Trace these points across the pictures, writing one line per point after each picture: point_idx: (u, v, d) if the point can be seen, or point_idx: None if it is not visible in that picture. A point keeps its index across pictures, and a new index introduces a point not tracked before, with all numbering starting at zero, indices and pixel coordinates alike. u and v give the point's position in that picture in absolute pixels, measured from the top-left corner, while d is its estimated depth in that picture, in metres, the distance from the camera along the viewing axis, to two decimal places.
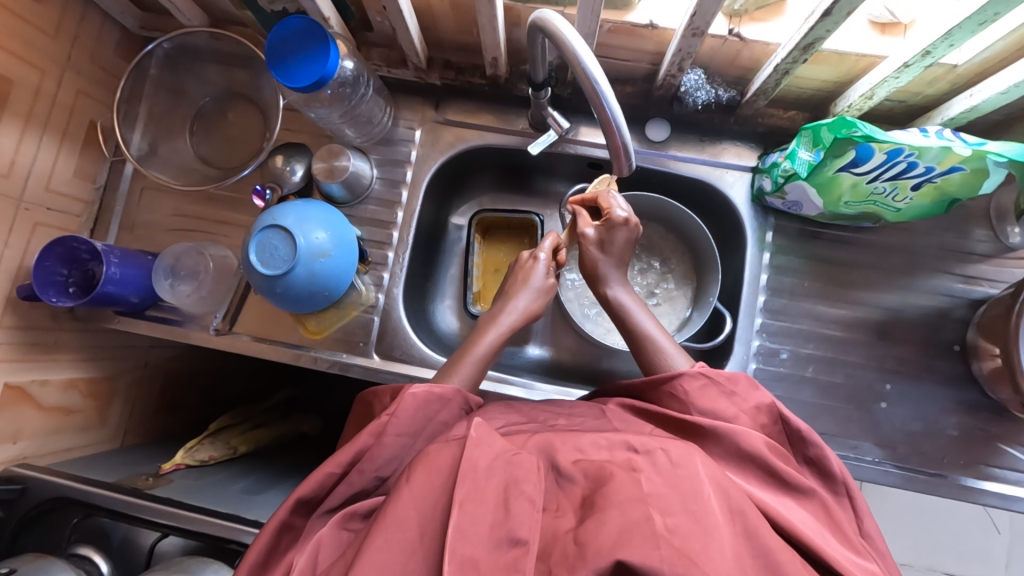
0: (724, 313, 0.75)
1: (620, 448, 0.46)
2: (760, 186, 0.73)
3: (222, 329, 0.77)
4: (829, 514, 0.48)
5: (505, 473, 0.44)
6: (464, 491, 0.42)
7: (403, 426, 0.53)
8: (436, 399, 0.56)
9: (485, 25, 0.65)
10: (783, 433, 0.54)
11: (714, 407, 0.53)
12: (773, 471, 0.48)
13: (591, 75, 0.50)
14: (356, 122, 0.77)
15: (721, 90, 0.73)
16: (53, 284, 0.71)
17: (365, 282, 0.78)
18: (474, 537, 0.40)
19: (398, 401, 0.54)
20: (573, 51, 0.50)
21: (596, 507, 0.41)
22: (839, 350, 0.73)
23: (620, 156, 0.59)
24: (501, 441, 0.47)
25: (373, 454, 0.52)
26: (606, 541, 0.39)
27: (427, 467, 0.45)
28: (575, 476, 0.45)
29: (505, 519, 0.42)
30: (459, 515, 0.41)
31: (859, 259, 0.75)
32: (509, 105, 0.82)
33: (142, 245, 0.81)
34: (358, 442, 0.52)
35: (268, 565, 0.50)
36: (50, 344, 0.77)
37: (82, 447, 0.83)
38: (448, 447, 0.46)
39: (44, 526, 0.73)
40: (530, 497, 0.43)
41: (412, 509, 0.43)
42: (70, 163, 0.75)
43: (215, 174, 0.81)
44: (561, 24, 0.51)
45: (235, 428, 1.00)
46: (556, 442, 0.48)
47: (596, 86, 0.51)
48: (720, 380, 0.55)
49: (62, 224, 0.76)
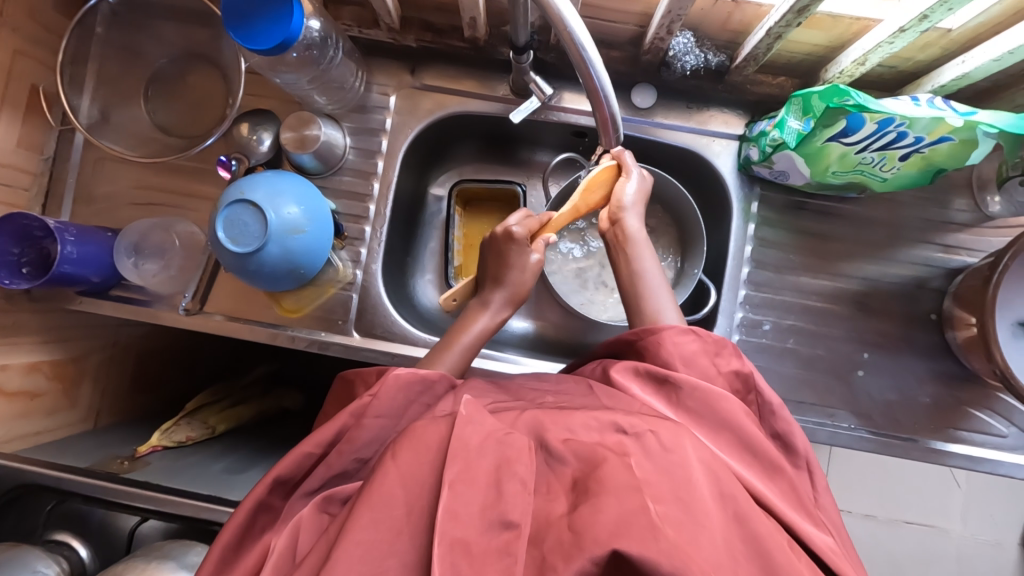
0: (709, 285, 0.74)
1: (610, 430, 0.46)
2: (747, 155, 0.71)
3: (192, 309, 0.74)
4: (793, 491, 0.49)
5: (496, 453, 0.43)
6: (455, 472, 0.42)
7: (384, 408, 0.52)
8: (419, 381, 0.54)
9: None
10: (755, 404, 0.55)
11: (700, 364, 0.55)
12: (746, 442, 0.50)
13: (579, 41, 0.46)
14: (327, 87, 0.72)
15: (711, 54, 0.70)
16: (4, 265, 0.68)
17: (341, 258, 0.75)
18: (465, 520, 0.40)
19: (381, 381, 0.53)
20: (559, 15, 0.44)
21: (590, 492, 0.41)
22: (821, 320, 0.74)
23: (607, 128, 0.56)
24: (492, 420, 0.46)
25: (355, 436, 0.51)
26: (603, 530, 0.38)
27: (415, 444, 0.44)
28: (565, 457, 0.45)
29: (497, 502, 0.41)
30: (451, 498, 0.40)
31: (842, 230, 0.75)
32: (490, 70, 0.77)
33: (100, 222, 0.76)
34: (338, 422, 0.51)
35: (243, 543, 0.50)
36: (8, 326, 0.75)
37: (51, 430, 0.81)
38: (436, 424, 0.45)
39: (16, 513, 0.72)
40: (522, 479, 0.42)
41: (400, 489, 0.42)
42: (14, 131, 0.69)
43: (176, 144, 0.75)
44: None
45: (213, 407, 0.98)
46: (545, 421, 0.48)
47: (584, 52, 0.47)
48: (707, 341, 0.56)
49: (11, 199, 0.71)
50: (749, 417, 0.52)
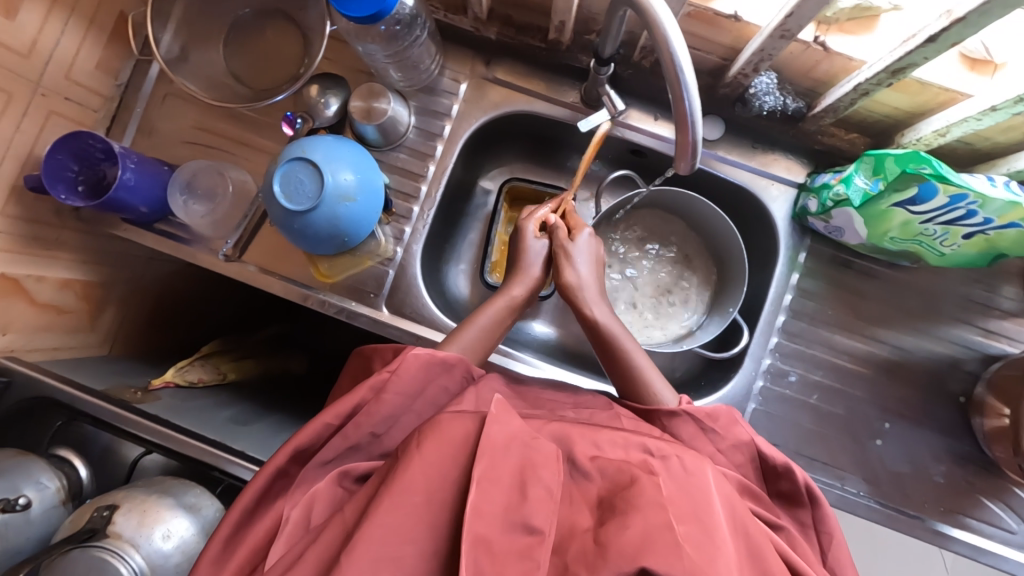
0: (743, 326, 0.73)
1: (636, 449, 0.46)
2: (804, 205, 0.71)
3: (232, 256, 0.75)
4: (798, 548, 0.50)
5: (520, 455, 0.44)
6: (482, 468, 0.42)
7: (403, 386, 0.53)
8: (438, 363, 0.56)
9: None
10: (757, 469, 0.57)
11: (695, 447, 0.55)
12: (749, 510, 0.50)
13: (677, 60, 0.46)
14: (403, 63, 0.72)
15: (790, 99, 0.69)
16: (62, 180, 0.69)
17: (385, 233, 0.76)
18: (489, 517, 0.40)
19: (400, 359, 0.54)
20: (664, 30, 0.44)
21: (617, 509, 0.41)
22: (848, 381, 0.73)
23: (684, 152, 0.53)
24: (518, 422, 0.46)
25: (374, 411, 0.52)
26: (628, 545, 0.38)
27: (438, 439, 0.44)
28: (591, 473, 0.45)
29: (521, 504, 0.41)
30: (476, 494, 0.40)
31: (885, 295, 0.74)
32: (561, 75, 0.77)
33: (158, 155, 0.78)
34: (357, 394, 0.52)
35: (258, 509, 0.50)
36: (51, 240, 0.76)
37: (69, 348, 0.82)
38: (461, 420, 0.45)
39: (24, 423, 0.73)
40: (547, 485, 0.42)
41: (419, 475, 0.42)
42: (94, 53, 0.71)
43: (245, 94, 0.76)
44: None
45: (225, 355, 0.99)
46: (573, 434, 0.48)
47: (679, 72, 0.46)
48: (701, 418, 0.56)
49: (78, 117, 0.72)
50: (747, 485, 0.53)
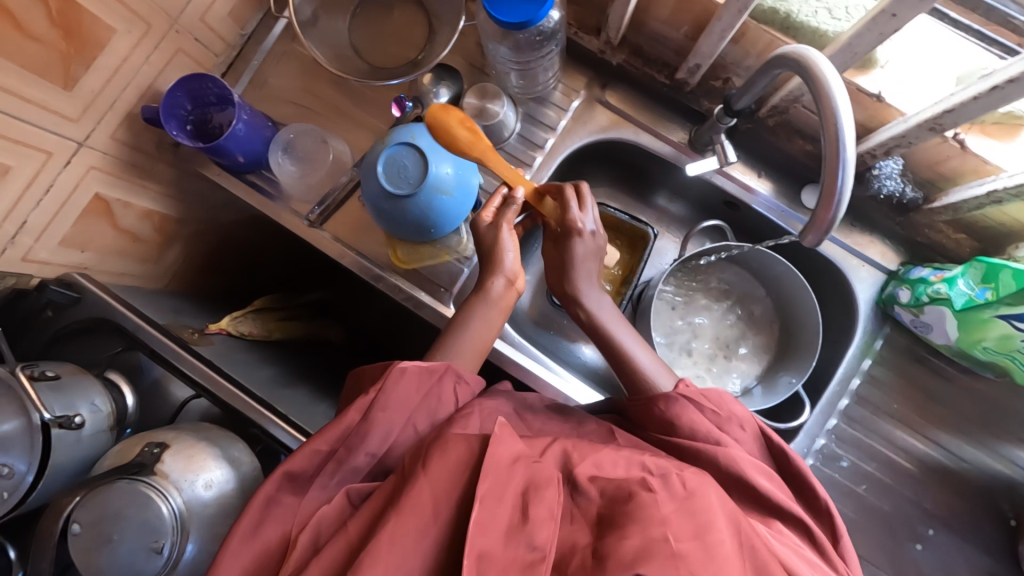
0: (806, 400, 0.71)
1: (636, 468, 0.46)
2: (892, 293, 0.69)
3: (315, 222, 0.76)
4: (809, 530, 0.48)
5: (524, 476, 0.43)
6: (486, 487, 0.42)
7: (393, 404, 0.54)
8: (425, 373, 0.57)
9: (712, 33, 0.58)
10: (766, 452, 0.55)
11: (693, 422, 0.54)
12: (754, 488, 0.49)
13: (841, 135, 0.43)
14: (526, 72, 0.72)
15: (908, 188, 0.67)
16: (175, 116, 0.70)
17: (468, 231, 0.76)
18: (494, 537, 0.40)
19: (387, 375, 0.54)
20: (832, 100, 0.43)
21: (616, 524, 0.41)
22: (898, 478, 0.71)
23: (818, 224, 0.47)
24: (522, 444, 0.46)
25: (363, 435, 0.52)
26: (625, 556, 0.38)
27: (442, 460, 0.45)
28: (591, 492, 0.44)
29: (523, 526, 0.41)
30: (479, 510, 0.41)
31: (952, 400, 0.72)
32: (674, 113, 0.76)
33: (263, 109, 0.79)
34: (346, 419, 0.52)
35: (253, 533, 0.48)
36: (144, 169, 0.76)
37: (134, 275, 0.84)
38: (459, 441, 0.46)
39: (83, 341, 0.74)
40: (549, 506, 0.42)
41: (427, 495, 0.43)
42: (230, 2, 0.73)
43: (364, 69, 0.77)
44: (823, 62, 0.44)
45: (272, 313, 1.00)
46: (573, 454, 0.48)
47: (841, 151, 0.43)
48: (698, 398, 0.55)
49: (201, 59, 0.74)
50: (760, 471, 0.51)
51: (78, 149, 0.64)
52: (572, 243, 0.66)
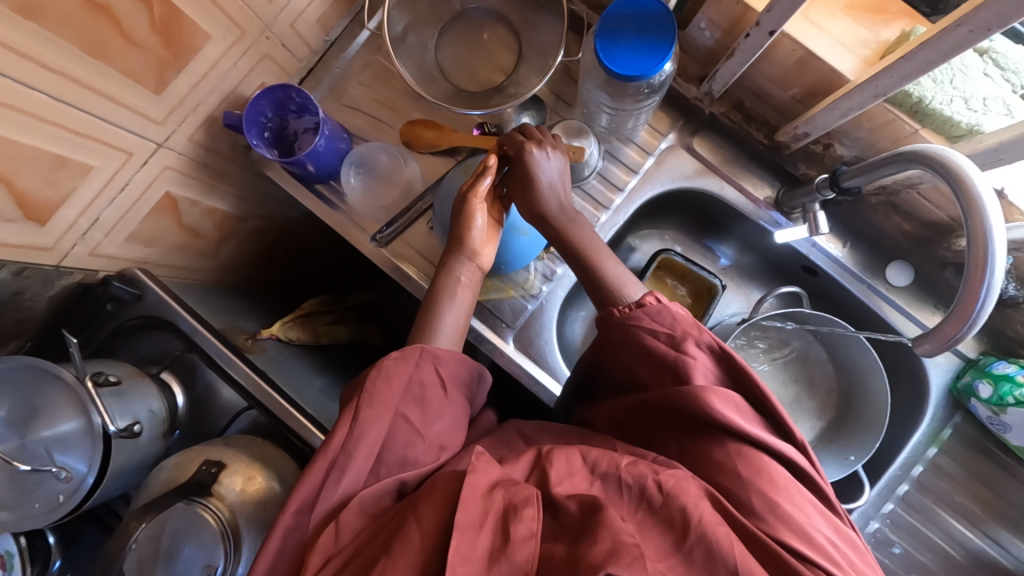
0: (863, 481, 0.70)
1: (613, 484, 0.48)
2: (971, 385, 0.67)
3: (381, 242, 0.74)
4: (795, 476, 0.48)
5: (502, 500, 0.45)
6: (464, 514, 0.43)
7: (376, 405, 0.53)
8: (400, 364, 0.55)
9: (832, 107, 0.56)
10: (718, 368, 0.52)
11: (676, 367, 0.52)
12: (738, 435, 0.48)
13: (991, 262, 0.41)
14: (618, 115, 0.70)
15: (1011, 285, 0.64)
16: (256, 124, 0.68)
17: (537, 268, 0.75)
18: (472, 560, 0.41)
19: (374, 377, 0.54)
20: (984, 225, 0.41)
21: (588, 532, 0.42)
22: (952, 572, 0.70)
23: (938, 340, 0.45)
24: (499, 471, 0.48)
25: (353, 451, 0.51)
26: (595, 557, 0.40)
27: (433, 495, 0.46)
28: (568, 506, 0.46)
29: (505, 549, 0.42)
30: (458, 538, 0.42)
31: (1022, 500, 0.70)
32: (764, 169, 0.73)
33: (339, 119, 0.77)
34: (335, 438, 0.51)
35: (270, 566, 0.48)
36: (217, 170, 0.74)
37: (190, 270, 0.83)
38: (447, 478, 0.48)
39: (139, 337, 0.73)
40: (527, 525, 0.43)
41: (416, 527, 0.44)
42: (320, 9, 0.70)
43: (448, 90, 0.75)
44: (974, 172, 0.42)
45: (320, 317, 0.98)
46: (550, 476, 0.49)
47: (986, 275, 0.41)
48: (676, 337, 0.53)
49: (284, 64, 0.71)
50: (742, 409, 0.50)
51: (157, 149, 0.63)
52: (539, 201, 0.63)
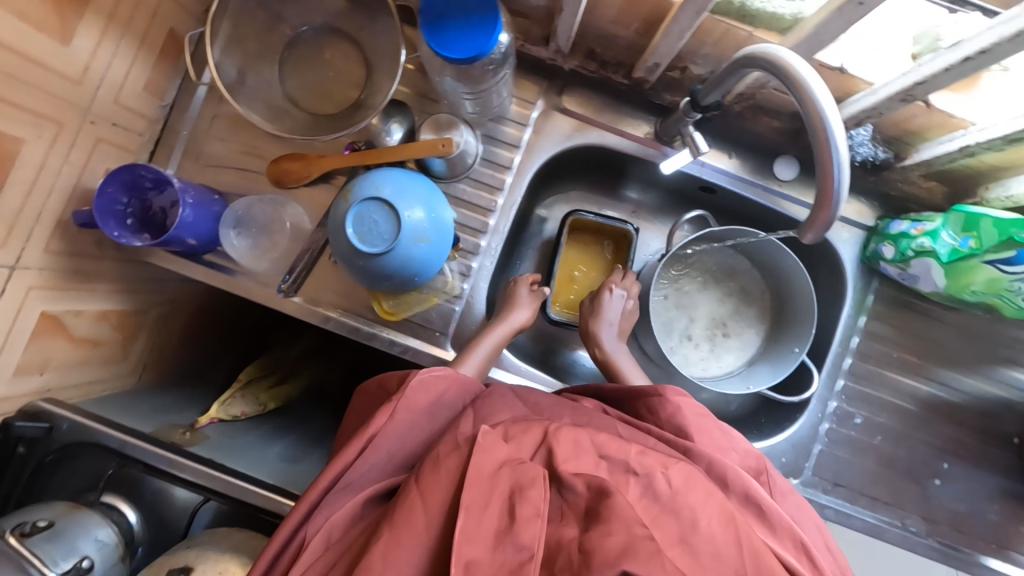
0: (811, 368, 0.73)
1: (620, 470, 0.48)
2: (877, 250, 0.70)
3: (289, 292, 0.71)
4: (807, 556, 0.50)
5: (509, 479, 0.45)
6: (470, 495, 0.44)
7: (414, 407, 0.56)
8: (440, 378, 0.59)
9: (669, 33, 0.57)
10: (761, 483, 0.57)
11: (702, 437, 0.57)
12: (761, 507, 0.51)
13: (833, 141, 0.42)
14: (480, 97, 0.69)
15: (879, 149, 0.68)
16: (113, 215, 0.63)
17: (452, 269, 0.74)
18: (478, 541, 0.42)
19: (409, 383, 0.56)
20: (818, 110, 0.42)
21: (600, 517, 0.42)
22: (908, 422, 0.75)
23: (816, 225, 0.47)
24: (506, 449, 0.48)
25: (388, 432, 0.54)
26: (609, 552, 0.40)
27: (437, 474, 0.47)
28: (577, 486, 0.45)
29: (511, 528, 0.42)
30: (464, 519, 0.42)
31: (947, 338, 0.75)
32: (636, 108, 0.74)
33: (206, 181, 0.73)
34: (378, 418, 0.54)
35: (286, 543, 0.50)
36: (90, 272, 0.70)
37: (103, 381, 0.77)
38: (453, 455, 0.48)
39: (67, 469, 0.68)
40: (534, 505, 0.43)
41: (419, 507, 0.45)
42: (143, 74, 0.66)
43: (305, 120, 0.72)
44: (796, 61, 0.43)
45: (264, 381, 0.95)
46: (556, 448, 0.49)
47: (834, 155, 0.43)
48: (716, 424, 0.59)
49: (124, 143, 0.67)
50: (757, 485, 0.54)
51: (12, 273, 0.57)
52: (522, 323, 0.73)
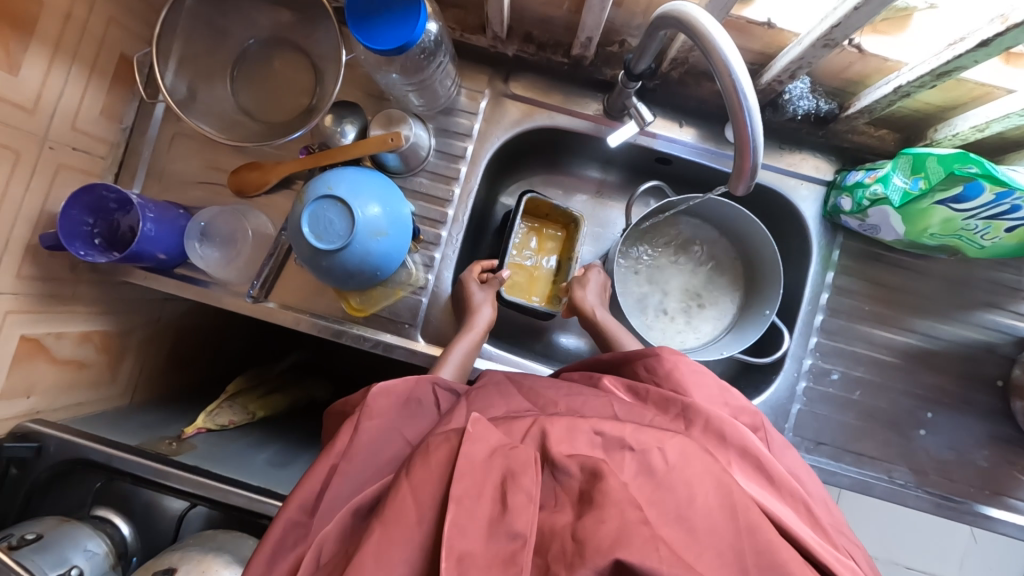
0: (782, 328, 0.73)
1: (616, 449, 0.47)
2: (836, 203, 0.70)
3: (258, 296, 0.73)
4: (808, 510, 0.49)
5: (502, 468, 0.45)
6: (462, 487, 0.43)
7: (378, 416, 0.54)
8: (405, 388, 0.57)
9: (593, 4, 0.58)
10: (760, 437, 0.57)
11: (699, 392, 0.55)
12: (762, 464, 0.50)
13: (740, 88, 0.43)
14: (425, 90, 0.70)
15: (822, 100, 0.68)
16: (79, 236, 0.66)
17: (415, 261, 0.75)
18: (472, 533, 0.41)
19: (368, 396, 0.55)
20: (723, 59, 0.42)
21: (594, 503, 0.42)
22: (886, 374, 0.74)
23: (743, 175, 0.48)
24: (498, 435, 0.47)
25: (359, 441, 0.52)
26: (603, 541, 0.40)
27: (427, 463, 0.45)
28: (571, 469, 0.45)
29: (503, 516, 0.42)
30: (456, 511, 0.42)
31: (919, 286, 0.75)
32: (582, 87, 0.76)
33: (171, 198, 0.75)
34: (344, 432, 0.52)
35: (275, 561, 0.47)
36: (67, 295, 0.72)
37: (93, 403, 0.79)
38: (445, 442, 0.46)
39: (60, 487, 0.70)
40: (528, 491, 0.43)
41: (410, 498, 0.44)
42: (98, 99, 0.68)
43: (259, 129, 0.74)
44: (704, 18, 0.44)
45: (252, 392, 0.97)
46: (551, 432, 0.48)
47: (743, 101, 0.43)
48: (708, 376, 0.57)
49: (87, 167, 0.69)
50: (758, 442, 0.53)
51: None
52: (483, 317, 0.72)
